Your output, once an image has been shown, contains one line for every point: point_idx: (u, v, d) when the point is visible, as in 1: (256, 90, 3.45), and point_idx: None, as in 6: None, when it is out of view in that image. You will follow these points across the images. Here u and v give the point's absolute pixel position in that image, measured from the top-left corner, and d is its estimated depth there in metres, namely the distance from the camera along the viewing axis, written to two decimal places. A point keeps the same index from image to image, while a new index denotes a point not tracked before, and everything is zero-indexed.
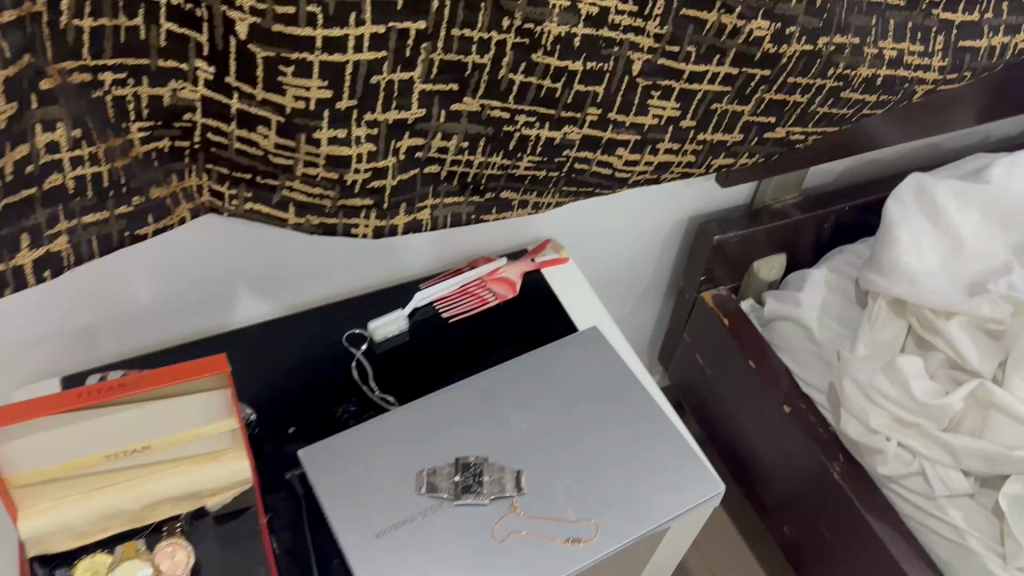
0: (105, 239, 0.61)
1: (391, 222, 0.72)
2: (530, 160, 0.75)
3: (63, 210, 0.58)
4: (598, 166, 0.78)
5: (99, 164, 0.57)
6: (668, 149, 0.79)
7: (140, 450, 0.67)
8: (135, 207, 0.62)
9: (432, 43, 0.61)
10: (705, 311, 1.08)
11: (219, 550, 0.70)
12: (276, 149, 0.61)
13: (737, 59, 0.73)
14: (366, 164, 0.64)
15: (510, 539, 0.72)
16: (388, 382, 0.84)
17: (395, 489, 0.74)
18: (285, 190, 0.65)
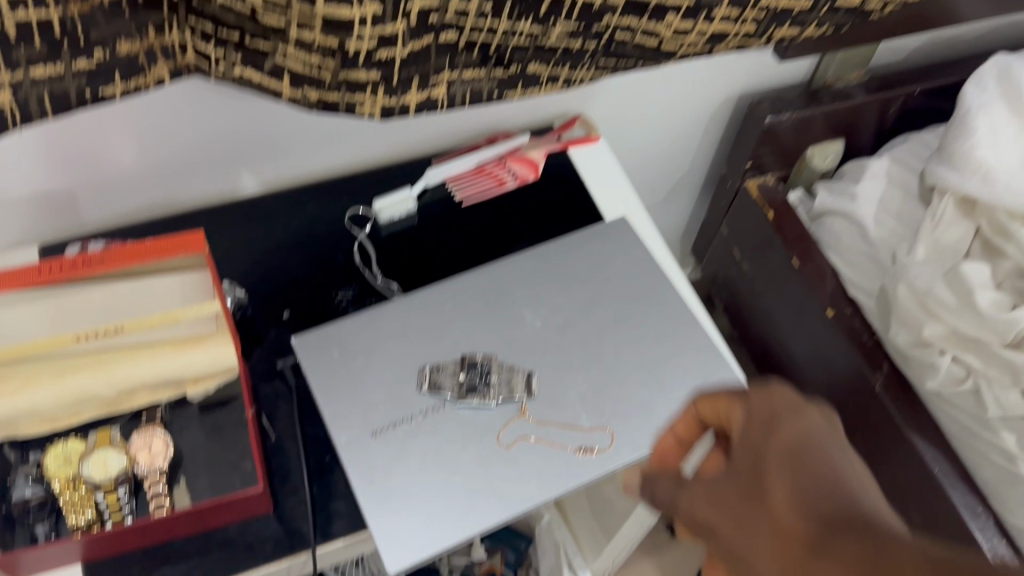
0: (62, 98, 0.53)
1: (401, 100, 0.63)
2: (564, 28, 0.64)
3: (4, 60, 0.49)
4: (642, 37, 0.68)
5: (47, 8, 0.48)
6: (724, 17, 0.68)
7: (113, 331, 0.61)
8: (96, 63, 0.53)
9: None
10: (750, 201, 0.98)
11: (204, 441, 0.66)
12: (263, 5, 0.52)
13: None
14: (370, 30, 0.54)
15: (517, 445, 0.65)
16: (392, 267, 0.77)
17: (394, 385, 0.68)
18: (278, 57, 0.56)
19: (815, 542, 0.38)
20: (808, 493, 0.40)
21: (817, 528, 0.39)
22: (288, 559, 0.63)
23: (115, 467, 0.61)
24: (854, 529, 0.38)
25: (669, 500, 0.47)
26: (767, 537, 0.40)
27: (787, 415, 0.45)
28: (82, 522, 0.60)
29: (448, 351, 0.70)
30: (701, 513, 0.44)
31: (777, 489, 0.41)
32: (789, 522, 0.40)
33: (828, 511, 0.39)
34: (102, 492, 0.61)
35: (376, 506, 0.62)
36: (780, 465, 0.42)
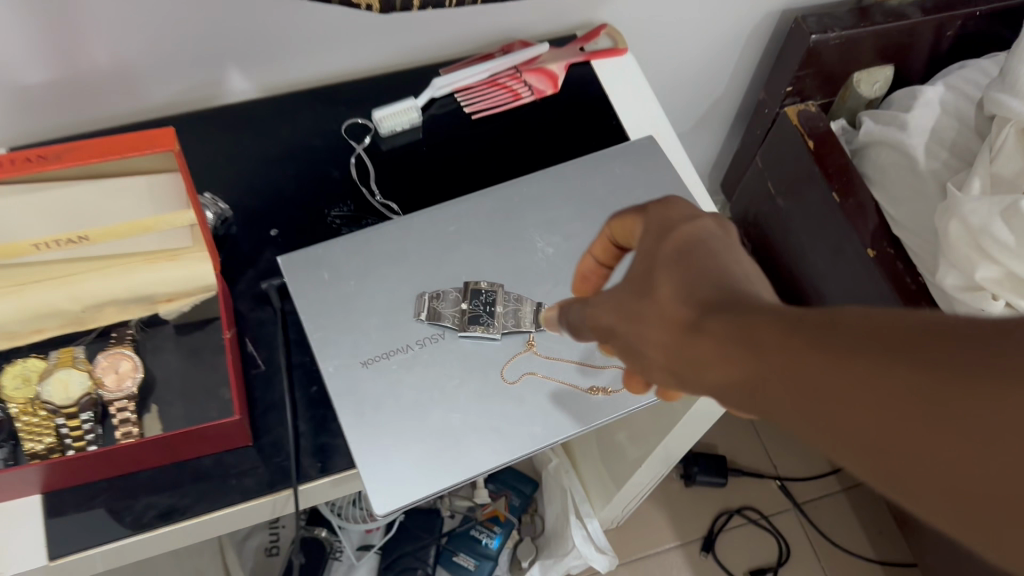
0: None
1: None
2: None
3: None
4: None
5: None
6: None
7: (76, 241, 0.55)
8: None
9: None
10: (788, 129, 0.90)
11: (180, 366, 0.60)
12: None
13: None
14: None
15: (523, 380, 0.59)
16: (393, 184, 0.70)
17: (390, 312, 0.62)
18: None
19: (694, 322, 0.33)
20: (688, 275, 0.35)
21: (694, 306, 0.34)
22: (268, 498, 0.57)
23: (77, 390, 0.55)
24: (739, 305, 0.33)
25: (580, 309, 0.44)
26: (654, 325, 0.36)
27: (679, 213, 0.40)
28: (41, 448, 0.54)
29: (450, 277, 0.63)
30: (602, 317, 0.40)
31: (660, 278, 0.36)
32: (670, 307, 0.35)
33: (709, 290, 0.34)
34: (63, 416, 0.55)
35: (365, 442, 0.56)
36: (667, 254, 0.37)
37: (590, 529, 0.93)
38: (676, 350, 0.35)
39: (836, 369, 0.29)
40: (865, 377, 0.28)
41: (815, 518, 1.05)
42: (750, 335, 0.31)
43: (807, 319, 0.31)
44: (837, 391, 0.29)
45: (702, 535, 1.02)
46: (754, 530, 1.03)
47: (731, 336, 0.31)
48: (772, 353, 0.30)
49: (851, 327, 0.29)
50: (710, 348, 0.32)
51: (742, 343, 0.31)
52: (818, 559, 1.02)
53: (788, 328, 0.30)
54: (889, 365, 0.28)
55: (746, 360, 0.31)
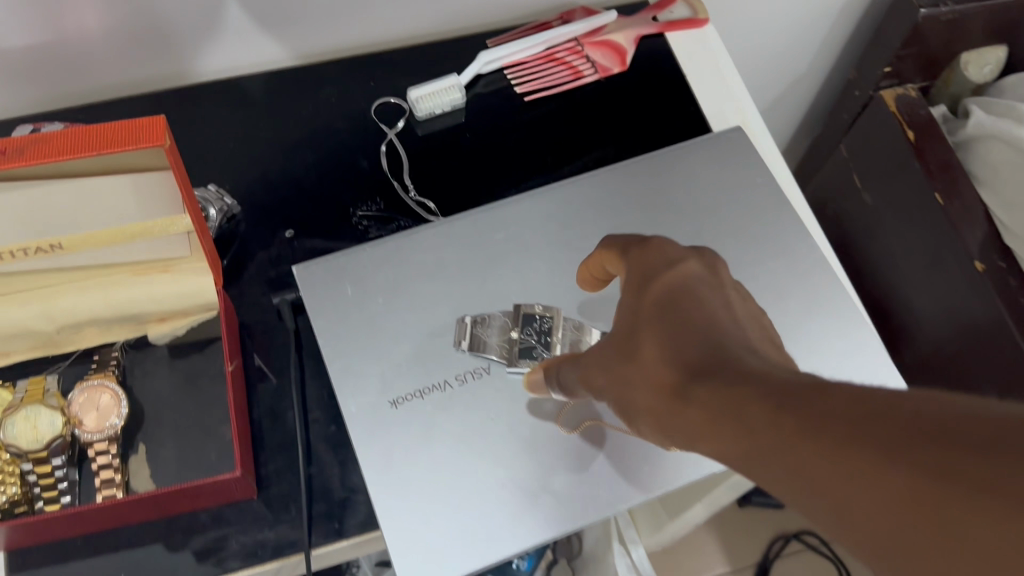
0: None
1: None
2: None
3: None
4: None
5: None
6: None
7: (47, 250, 0.45)
8: None
9: None
10: (883, 115, 0.78)
11: (173, 397, 0.50)
12: None
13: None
14: None
15: (584, 431, 0.49)
16: (430, 178, 0.59)
17: (426, 339, 0.52)
18: None
19: (682, 390, 0.31)
20: (675, 338, 0.33)
21: (682, 373, 0.32)
22: (275, 563, 0.48)
23: (48, 432, 0.45)
24: (722, 369, 0.30)
25: (588, 368, 0.41)
26: (641, 383, 0.35)
27: (661, 257, 0.39)
28: (3, 501, 0.45)
29: (498, 296, 0.53)
30: (591, 372, 0.41)
31: (645, 333, 0.35)
32: (657, 367, 0.34)
33: (694, 354, 0.32)
34: (30, 462, 0.45)
35: (393, 500, 0.47)
36: (651, 311, 0.36)
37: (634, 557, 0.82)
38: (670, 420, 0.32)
39: (824, 472, 0.24)
40: (855, 484, 0.23)
41: None
42: (737, 418, 0.28)
43: (795, 401, 0.26)
44: (830, 499, 0.24)
45: (756, 560, 0.94)
46: (814, 556, 0.95)
47: (712, 410, 0.29)
48: (756, 445, 0.27)
49: (833, 412, 0.25)
50: (694, 419, 0.30)
51: (720, 419, 0.29)
52: None
53: (760, 389, 0.28)
54: (878, 467, 0.23)
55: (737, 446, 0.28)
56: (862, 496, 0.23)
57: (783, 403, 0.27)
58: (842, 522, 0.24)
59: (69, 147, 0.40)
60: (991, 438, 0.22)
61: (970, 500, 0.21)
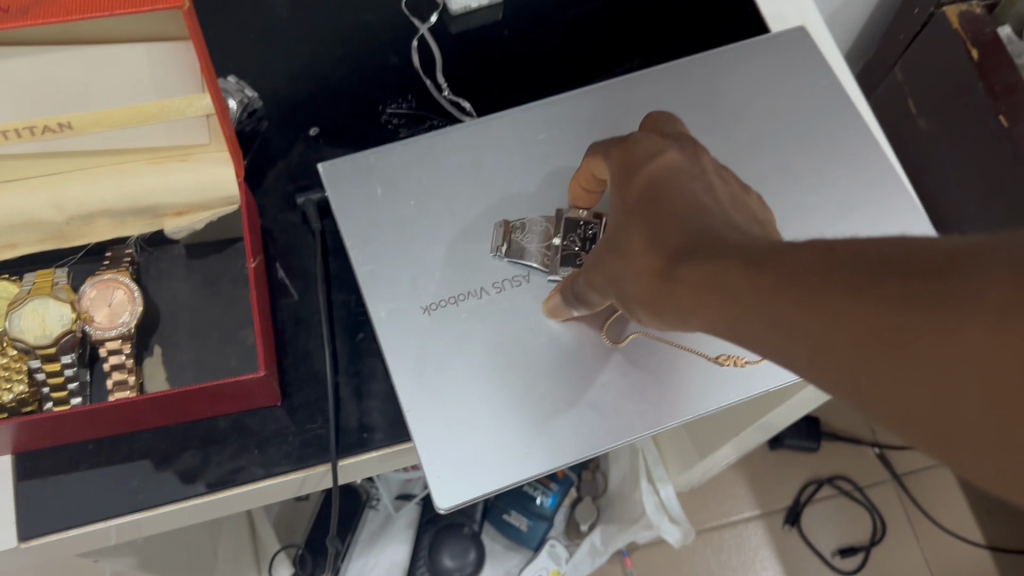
0: None
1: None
2: None
3: None
4: None
5: None
6: None
7: (56, 130, 0.41)
8: None
9: None
10: (945, 33, 0.73)
11: (191, 298, 0.47)
12: None
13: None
14: None
15: (632, 342, 0.46)
16: (465, 75, 0.54)
17: (461, 245, 0.48)
18: None
19: (668, 273, 0.30)
20: (658, 223, 0.32)
21: (669, 253, 0.31)
22: (300, 473, 0.45)
23: (57, 327, 0.42)
24: (705, 245, 0.29)
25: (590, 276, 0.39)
26: (632, 274, 0.34)
27: (640, 150, 0.38)
28: (9, 399, 0.42)
29: (539, 200, 0.49)
30: (585, 275, 0.39)
31: (630, 224, 0.34)
32: (643, 255, 0.33)
33: (678, 235, 0.31)
34: (38, 359, 0.42)
35: (425, 409, 0.44)
36: (634, 202, 0.35)
37: (663, 496, 0.79)
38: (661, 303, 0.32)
39: (802, 323, 0.24)
40: (827, 325, 0.23)
41: (916, 491, 0.93)
42: (723, 288, 0.27)
43: (773, 262, 0.26)
44: (812, 347, 0.24)
45: (787, 505, 0.92)
46: (846, 502, 0.92)
47: (700, 285, 0.28)
48: (745, 315, 0.26)
49: (808, 264, 0.24)
50: (681, 299, 0.30)
51: (708, 294, 0.28)
52: (917, 538, 0.91)
53: (746, 259, 0.27)
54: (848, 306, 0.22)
55: (727, 317, 0.27)
56: (839, 336, 0.23)
57: (764, 269, 0.26)
58: (821, 365, 0.23)
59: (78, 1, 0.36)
60: (952, 264, 0.21)
61: (938, 322, 0.20)
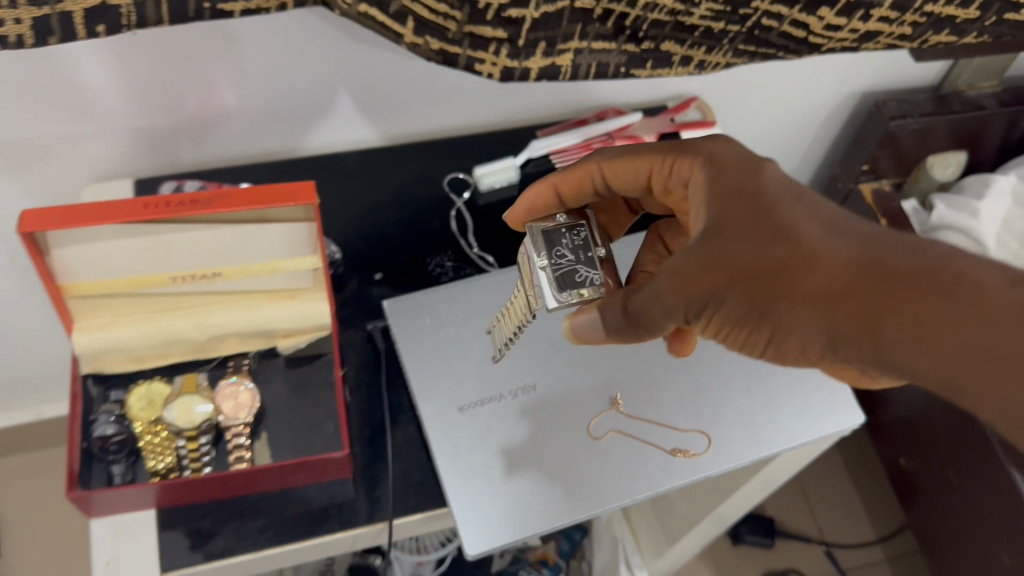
0: (179, 5, 0.48)
1: (524, 65, 0.55)
2: (709, 8, 0.55)
3: None
4: (791, 25, 0.57)
5: None
6: (882, 18, 0.58)
7: (209, 277, 0.60)
8: None
9: None
10: (861, 205, 0.94)
11: (287, 398, 0.64)
12: None
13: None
14: (498, 19, 0.50)
15: (610, 437, 0.63)
16: (489, 238, 0.75)
17: (487, 362, 0.66)
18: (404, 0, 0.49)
19: (894, 277, 0.36)
20: (860, 242, 0.38)
21: (892, 266, 0.37)
22: (365, 529, 0.61)
23: (200, 415, 0.59)
24: (932, 261, 0.36)
25: (683, 274, 0.41)
26: (820, 273, 0.38)
27: (747, 163, 0.44)
28: (161, 467, 0.59)
29: (544, 331, 0.68)
30: (692, 273, 0.41)
31: (810, 232, 0.39)
32: (841, 261, 0.38)
33: (889, 252, 0.37)
34: (184, 438, 0.59)
35: (458, 482, 0.60)
36: (813, 217, 0.40)
37: None
38: (860, 299, 0.37)
39: None
40: None
41: None
42: (991, 306, 0.34)
43: None
44: None
45: None
46: None
47: (929, 292, 0.35)
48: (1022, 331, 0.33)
49: None
50: (914, 295, 0.36)
51: (933, 304, 0.35)
52: None
53: (1008, 284, 0.35)
54: None
55: (954, 329, 0.34)
56: None
57: None
58: None
59: (233, 198, 0.54)
60: None
61: None
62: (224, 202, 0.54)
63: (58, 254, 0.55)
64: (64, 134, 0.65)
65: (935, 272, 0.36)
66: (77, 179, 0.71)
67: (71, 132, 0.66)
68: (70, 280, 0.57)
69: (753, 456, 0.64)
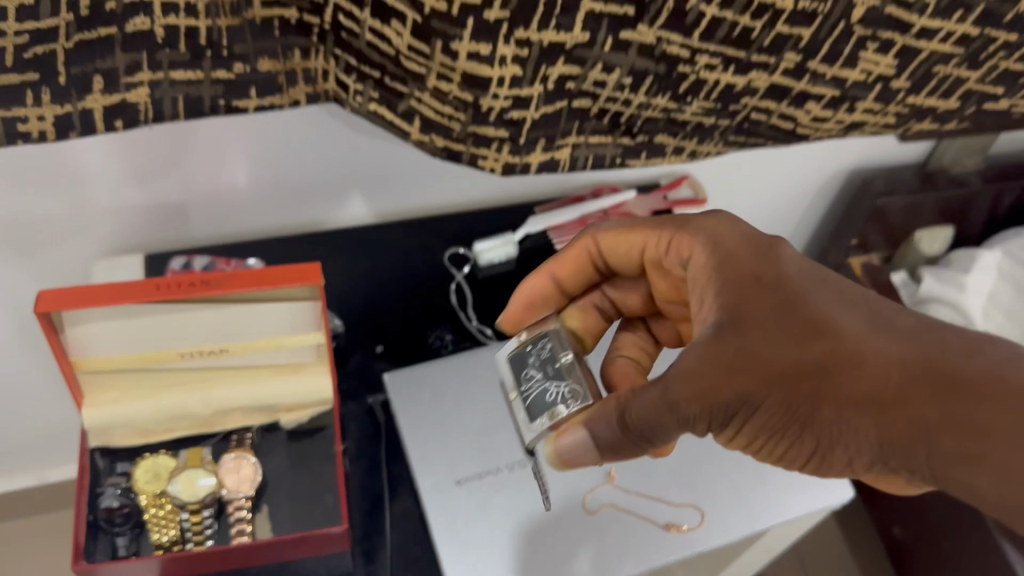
0: (194, 101, 0.51)
1: (525, 160, 0.58)
2: (700, 106, 0.59)
3: (148, 59, 0.48)
4: (779, 120, 0.62)
5: (197, 17, 0.47)
6: (867, 110, 0.62)
7: (215, 353, 0.62)
8: (235, 76, 0.51)
9: (619, 80, 0.55)
10: (852, 278, 0.97)
11: (288, 471, 0.65)
12: (408, 52, 0.48)
13: (984, 17, 0.55)
14: (498, 120, 0.53)
15: (605, 512, 0.64)
16: (489, 312, 0.77)
17: (485, 435, 0.67)
18: (412, 101, 0.52)
19: (933, 384, 0.40)
20: (890, 340, 0.41)
21: (930, 368, 0.40)
22: None
23: (203, 489, 0.61)
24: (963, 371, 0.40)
25: (708, 377, 0.41)
26: (861, 374, 0.41)
27: (758, 248, 0.46)
28: (166, 540, 0.60)
29: None
30: (718, 371, 0.41)
31: (842, 328, 0.42)
32: (879, 362, 0.41)
33: (922, 354, 0.41)
34: (187, 512, 0.60)
35: (455, 555, 0.61)
36: (836, 313, 0.43)
37: None
38: (899, 403, 0.40)
39: None
40: None
41: None
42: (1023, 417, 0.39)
43: None
44: None
45: None
46: None
47: (960, 403, 0.40)
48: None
49: None
50: (952, 405, 0.40)
51: (974, 415, 0.39)
52: None
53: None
54: None
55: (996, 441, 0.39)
56: None
57: None
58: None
59: (241, 283, 0.56)
60: None
61: None
62: (233, 284, 0.56)
63: (72, 331, 0.57)
64: (78, 211, 0.68)
65: (980, 382, 0.40)
66: (89, 254, 0.73)
67: (85, 209, 0.68)
68: (81, 356, 0.59)
69: (746, 530, 0.65)
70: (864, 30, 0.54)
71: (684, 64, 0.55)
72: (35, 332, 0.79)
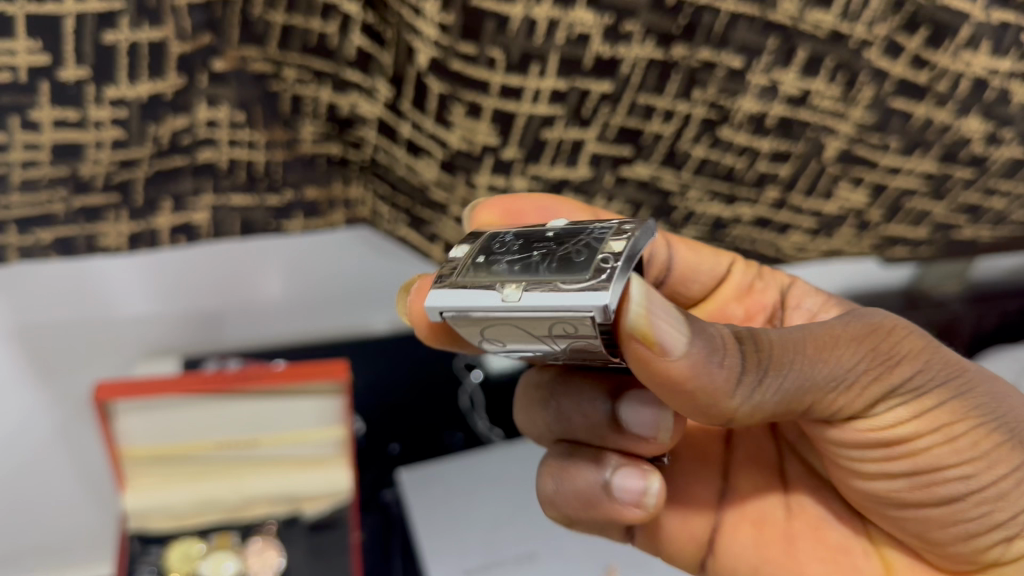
0: (249, 224, 0.59)
1: None
2: (692, 234, 0.68)
3: (212, 185, 0.56)
4: (763, 247, 0.70)
5: (257, 152, 0.56)
6: (844, 237, 0.69)
7: (248, 442, 0.69)
8: (285, 202, 0.59)
9: (620, 211, 0.63)
10: None
11: (306, 559, 0.69)
12: (436, 184, 0.57)
13: (941, 156, 0.61)
14: None
15: None
16: (496, 415, 0.83)
17: (493, 529, 0.73)
18: (438, 225, 0.60)
19: None
20: None
21: None
22: None
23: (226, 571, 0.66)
24: None
25: (899, 333, 0.39)
26: None
27: None
28: None
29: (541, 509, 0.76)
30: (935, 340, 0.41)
31: None
32: None
33: None
34: None
35: None
36: None
37: None
38: None
39: None
40: None
41: None
42: None
43: None
44: None
45: None
46: None
47: None
48: None
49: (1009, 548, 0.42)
50: None
51: None
52: None
53: None
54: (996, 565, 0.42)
55: None
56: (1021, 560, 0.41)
57: None
58: None
59: (271, 376, 0.62)
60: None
61: None
62: (268, 378, 0.63)
63: (120, 422, 0.64)
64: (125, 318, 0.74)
65: None
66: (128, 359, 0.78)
67: (132, 316, 0.74)
68: (125, 444, 0.66)
69: None
70: (835, 168, 0.62)
71: (678, 197, 0.63)
72: (79, 454, 0.84)
